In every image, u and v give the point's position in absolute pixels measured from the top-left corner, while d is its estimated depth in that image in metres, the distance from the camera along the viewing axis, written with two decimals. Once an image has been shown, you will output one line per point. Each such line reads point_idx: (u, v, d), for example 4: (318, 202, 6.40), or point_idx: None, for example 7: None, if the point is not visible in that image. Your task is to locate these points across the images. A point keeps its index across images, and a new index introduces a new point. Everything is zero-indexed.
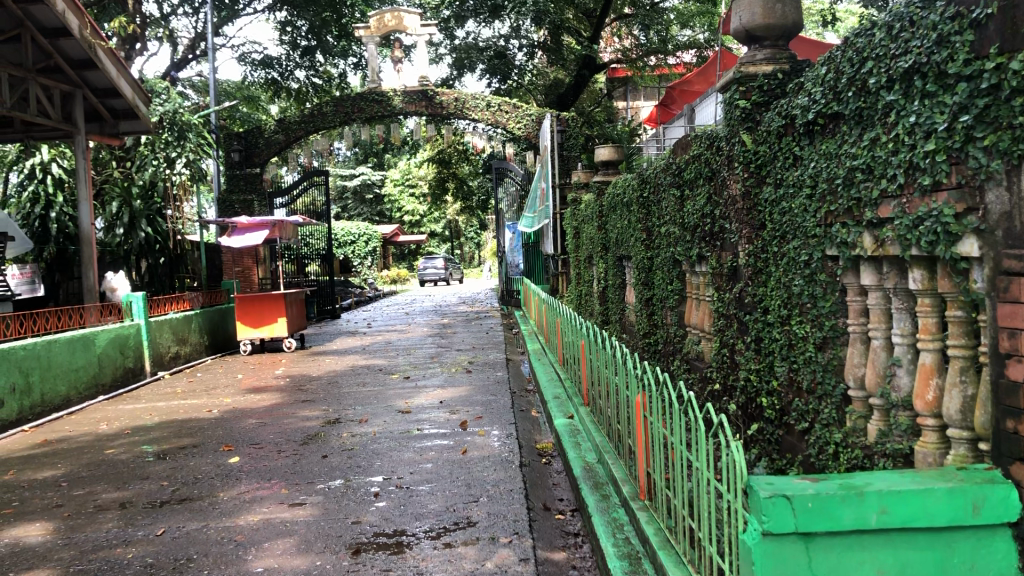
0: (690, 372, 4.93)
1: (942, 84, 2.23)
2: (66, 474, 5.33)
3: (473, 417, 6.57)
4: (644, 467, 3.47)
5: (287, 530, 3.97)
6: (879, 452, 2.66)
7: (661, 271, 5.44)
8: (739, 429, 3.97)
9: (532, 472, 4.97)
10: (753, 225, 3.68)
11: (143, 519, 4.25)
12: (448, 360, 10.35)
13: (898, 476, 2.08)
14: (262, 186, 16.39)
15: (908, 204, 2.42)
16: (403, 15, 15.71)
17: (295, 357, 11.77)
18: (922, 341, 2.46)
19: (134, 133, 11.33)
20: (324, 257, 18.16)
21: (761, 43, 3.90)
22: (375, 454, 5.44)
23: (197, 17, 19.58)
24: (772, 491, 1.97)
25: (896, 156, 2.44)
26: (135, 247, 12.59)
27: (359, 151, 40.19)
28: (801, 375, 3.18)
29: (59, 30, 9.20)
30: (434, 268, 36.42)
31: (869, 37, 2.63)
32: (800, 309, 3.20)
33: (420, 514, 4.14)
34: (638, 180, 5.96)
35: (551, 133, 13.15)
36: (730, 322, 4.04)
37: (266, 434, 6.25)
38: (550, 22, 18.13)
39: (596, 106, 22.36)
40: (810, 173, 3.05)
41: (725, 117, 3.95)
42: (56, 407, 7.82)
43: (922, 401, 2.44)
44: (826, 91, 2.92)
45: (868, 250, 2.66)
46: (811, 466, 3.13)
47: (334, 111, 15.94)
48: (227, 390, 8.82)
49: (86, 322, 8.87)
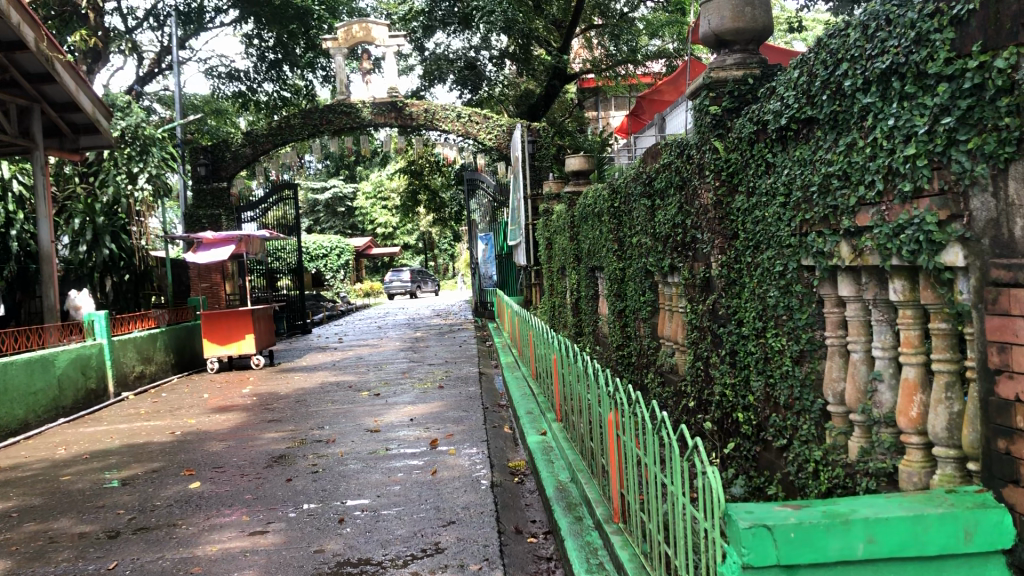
0: (664, 387, 4.79)
1: (921, 85, 2.12)
2: (18, 504, 5.12)
3: (443, 435, 6.41)
4: (618, 488, 3.33)
5: (246, 560, 3.80)
6: (860, 471, 2.54)
7: (634, 282, 5.32)
8: (715, 447, 3.84)
9: (504, 492, 4.81)
10: (726, 235, 3.56)
11: (96, 551, 4.07)
12: (420, 374, 10.19)
13: (884, 502, 1.95)
14: (229, 201, 16.10)
15: (888, 212, 2.30)
16: (372, 26, 15.51)
17: (264, 374, 11.55)
18: (904, 355, 2.35)
19: (95, 148, 11.09)
20: (295, 271, 17.92)
21: (730, 48, 3.79)
22: (342, 476, 5.27)
23: (162, 30, 19.35)
24: (753, 521, 1.84)
25: (874, 161, 2.33)
26: (99, 264, 12.22)
27: (330, 164, 39.95)
28: (778, 390, 3.06)
29: (14, 43, 8.94)
30: (402, 280, 36.40)
31: (844, 38, 2.52)
32: (775, 322, 3.08)
33: (386, 540, 3.97)
34: (608, 190, 5.84)
35: (521, 143, 13.01)
36: (704, 335, 3.91)
37: (230, 457, 6.05)
38: (520, 32, 17.98)
39: (567, 116, 22.28)
40: (784, 180, 2.94)
41: (695, 124, 3.83)
42: (13, 431, 7.58)
43: (906, 417, 2.33)
44: (799, 95, 2.82)
45: (846, 260, 2.55)
46: (791, 484, 3.00)
47: (302, 123, 15.74)
48: (193, 410, 8.60)
49: (46, 342, 8.62)
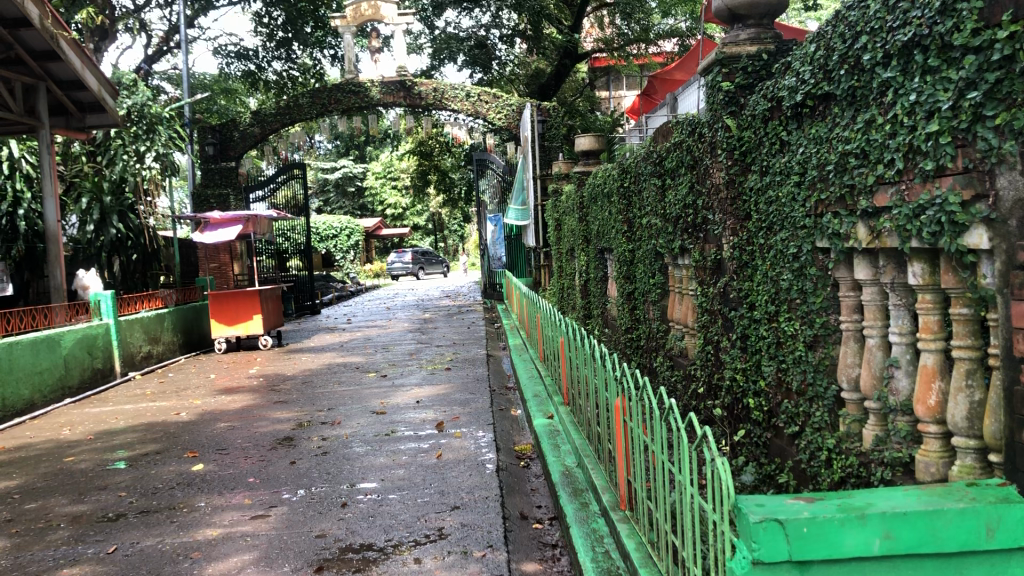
0: (674, 371, 4.71)
1: (945, 58, 2.02)
2: (20, 485, 5.08)
3: (449, 418, 6.34)
4: (625, 475, 3.25)
5: (246, 544, 3.74)
6: (875, 461, 2.45)
7: (643, 264, 5.23)
8: (724, 434, 3.76)
9: (509, 477, 4.75)
10: (738, 215, 3.46)
11: (94, 535, 4.01)
12: (427, 356, 10.14)
13: (900, 496, 1.87)
14: (238, 180, 15.98)
15: (908, 191, 2.20)
16: (380, 4, 15.34)
17: (271, 355, 11.51)
18: (923, 341, 2.26)
19: (101, 127, 11.02)
20: (304, 251, 17.87)
21: (744, 22, 3.67)
22: (345, 459, 5.21)
23: (171, 8, 19.26)
24: (764, 516, 1.76)
25: (894, 139, 2.23)
26: (106, 244, 12.13)
27: (340, 144, 39.87)
28: (790, 376, 2.97)
29: (19, 20, 8.86)
30: (404, 262, 36.19)
31: (863, 9, 2.41)
32: (789, 305, 2.98)
33: (388, 525, 3.91)
34: (618, 170, 5.75)
35: (531, 124, 12.86)
36: (714, 318, 3.82)
37: (234, 439, 6.00)
38: (530, 9, 17.80)
39: (578, 96, 22.11)
40: (799, 159, 2.84)
41: (708, 101, 3.72)
42: (18, 411, 7.55)
43: (924, 406, 2.25)
44: (815, 70, 2.71)
45: (863, 242, 2.45)
46: (803, 472, 2.91)
47: (310, 103, 15.59)
48: (199, 390, 8.55)
49: (52, 322, 8.58)
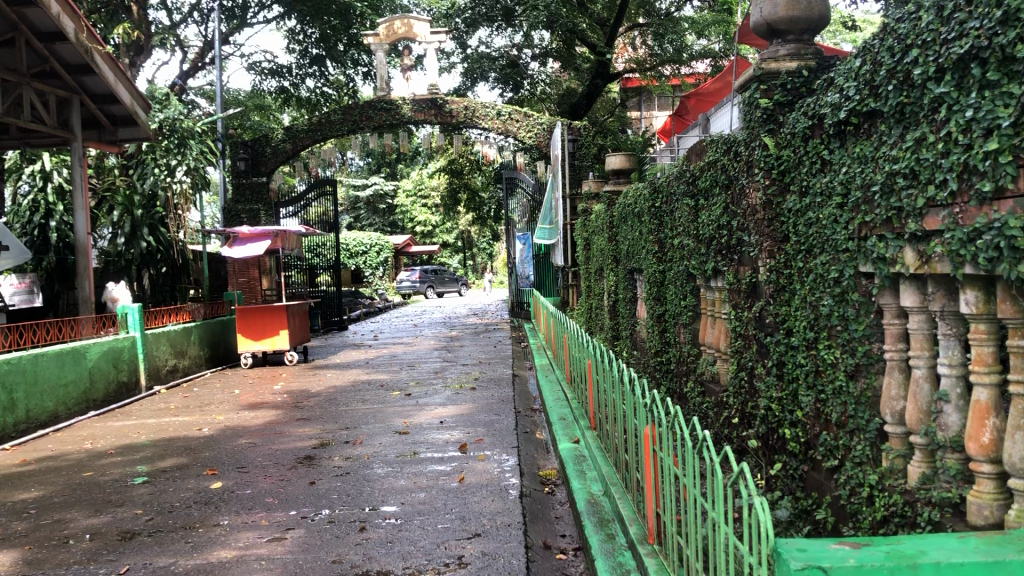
0: (705, 398, 4.55)
1: (1006, 72, 1.90)
2: (39, 499, 5.02)
3: (473, 440, 6.21)
4: (654, 508, 3.10)
5: (261, 568, 3.65)
6: (922, 500, 2.30)
7: (674, 286, 5.10)
8: (760, 468, 3.59)
9: (533, 503, 4.62)
10: (775, 237, 3.32)
11: (107, 554, 3.91)
12: (452, 375, 10.03)
13: (955, 543, 1.73)
14: (268, 196, 16.10)
15: (962, 215, 2.06)
16: (413, 23, 15.32)
17: (297, 370, 11.47)
18: (976, 374, 2.12)
19: (132, 140, 11.07)
20: (334, 268, 17.90)
21: (783, 37, 3.56)
22: (366, 481, 5.10)
23: (207, 25, 19.47)
24: (806, 562, 1.62)
25: (947, 157, 2.09)
26: (137, 256, 12.37)
27: (372, 162, 40.15)
28: (830, 408, 2.81)
29: (54, 33, 8.98)
30: (410, 280, 35.35)
31: (914, 22, 2.28)
32: (828, 332, 2.83)
33: (407, 552, 3.79)
34: (650, 189, 5.61)
35: (561, 141, 12.76)
36: (748, 344, 3.66)
37: (255, 457, 5.91)
38: (562, 27, 17.70)
39: (609, 115, 22.00)
40: (842, 179, 2.70)
41: (744, 119, 3.58)
42: (42, 424, 7.53)
43: (976, 443, 2.10)
44: (861, 86, 2.58)
45: (910, 267, 2.30)
46: (841, 508, 2.76)
47: (342, 119, 15.57)
48: (223, 406, 8.48)
49: (79, 334, 8.58)
